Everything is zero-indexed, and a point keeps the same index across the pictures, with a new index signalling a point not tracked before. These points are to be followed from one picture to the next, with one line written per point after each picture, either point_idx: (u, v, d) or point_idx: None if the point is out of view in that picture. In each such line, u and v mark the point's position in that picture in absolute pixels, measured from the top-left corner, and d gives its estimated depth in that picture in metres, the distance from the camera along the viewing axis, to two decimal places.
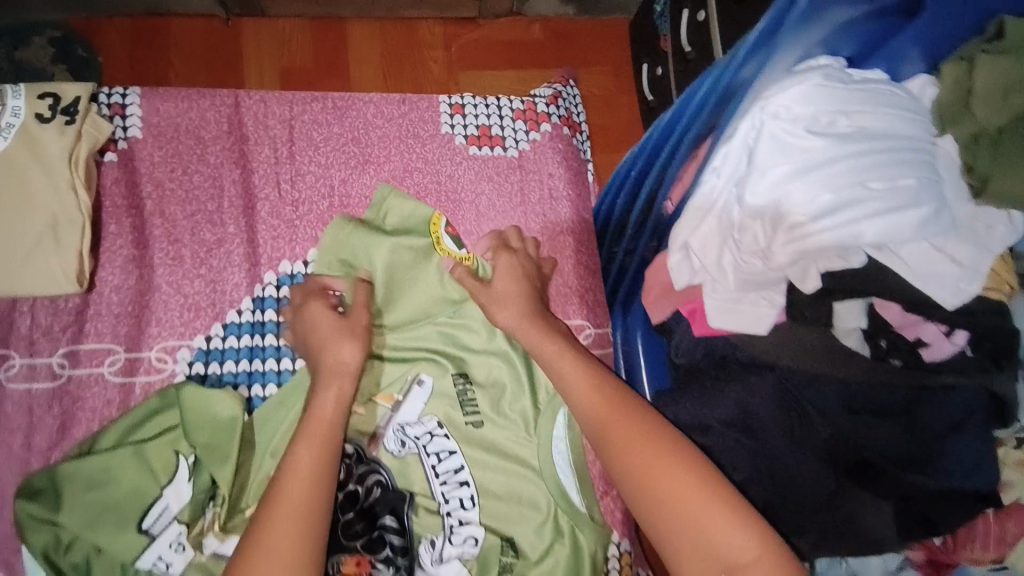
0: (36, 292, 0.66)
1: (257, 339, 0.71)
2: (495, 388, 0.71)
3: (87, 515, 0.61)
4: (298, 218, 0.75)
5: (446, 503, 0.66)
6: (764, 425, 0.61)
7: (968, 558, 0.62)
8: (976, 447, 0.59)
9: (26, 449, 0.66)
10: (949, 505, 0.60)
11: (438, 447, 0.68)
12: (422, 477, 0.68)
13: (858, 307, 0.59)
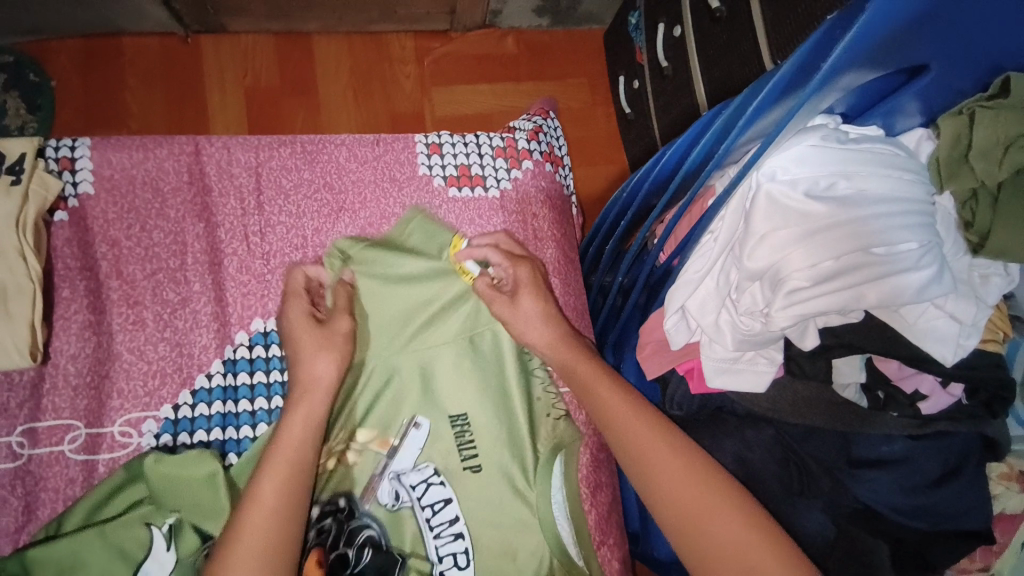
0: None
1: (229, 405, 0.66)
2: (494, 432, 0.66)
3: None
4: (269, 272, 0.70)
5: (439, 561, 0.62)
6: (763, 478, 0.61)
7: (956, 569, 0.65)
8: (976, 489, 0.59)
9: None
10: (942, 543, 0.60)
11: (433, 498, 0.63)
12: (415, 532, 0.62)
13: (857, 361, 0.56)
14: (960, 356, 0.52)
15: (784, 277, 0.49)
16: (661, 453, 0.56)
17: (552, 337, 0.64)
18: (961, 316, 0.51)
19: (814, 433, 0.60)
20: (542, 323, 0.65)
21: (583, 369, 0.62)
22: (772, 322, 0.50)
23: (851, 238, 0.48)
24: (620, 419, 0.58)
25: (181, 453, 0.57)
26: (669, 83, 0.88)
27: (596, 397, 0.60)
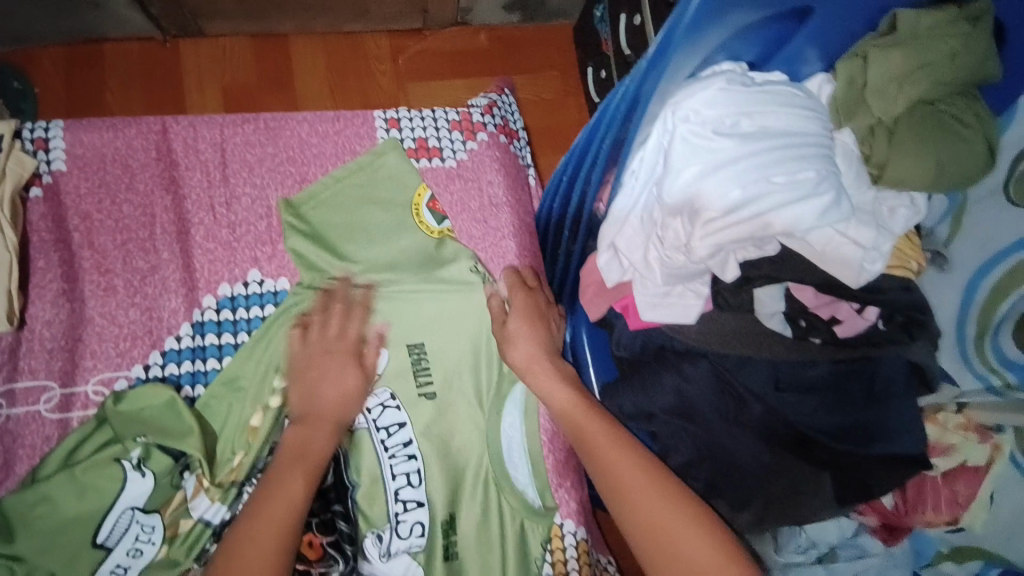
0: None
1: (198, 363, 0.71)
2: (445, 360, 0.75)
3: (36, 545, 0.60)
4: (236, 240, 0.75)
5: (393, 480, 0.71)
6: (701, 409, 0.65)
7: (921, 520, 0.67)
8: (909, 413, 0.62)
9: None
10: (886, 471, 0.62)
11: (388, 421, 0.73)
12: (372, 451, 0.72)
13: (776, 291, 0.60)
14: (873, 275, 0.57)
15: (697, 208, 0.53)
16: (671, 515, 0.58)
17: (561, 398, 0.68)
18: (862, 241, 0.56)
19: (748, 362, 0.63)
20: (542, 387, 0.69)
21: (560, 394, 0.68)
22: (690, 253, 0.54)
23: (752, 169, 0.52)
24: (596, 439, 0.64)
25: (136, 389, 0.65)
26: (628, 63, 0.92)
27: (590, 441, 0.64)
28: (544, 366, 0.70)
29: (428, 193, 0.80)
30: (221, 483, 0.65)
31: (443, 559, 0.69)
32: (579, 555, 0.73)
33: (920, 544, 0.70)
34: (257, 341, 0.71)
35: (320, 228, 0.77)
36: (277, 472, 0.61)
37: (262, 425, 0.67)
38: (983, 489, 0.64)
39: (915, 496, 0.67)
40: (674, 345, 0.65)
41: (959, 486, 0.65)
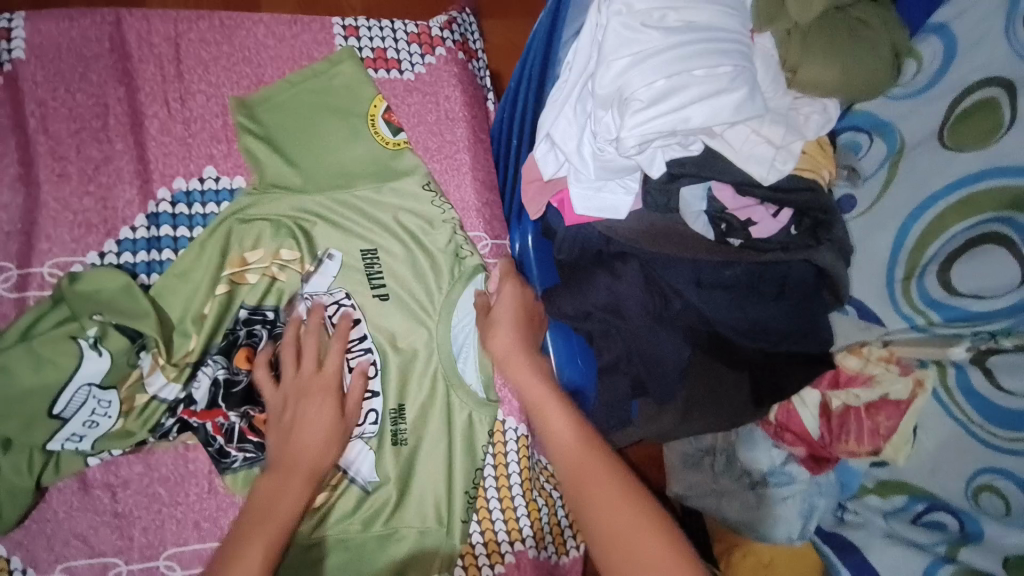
0: None
1: (154, 254, 0.73)
2: (399, 266, 0.80)
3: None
4: (191, 135, 0.76)
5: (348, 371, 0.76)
6: (630, 306, 0.69)
7: (845, 449, 0.76)
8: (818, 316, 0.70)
9: None
10: (786, 369, 0.70)
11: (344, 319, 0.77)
12: None
13: (699, 190, 0.64)
14: (779, 176, 0.62)
15: (625, 97, 0.57)
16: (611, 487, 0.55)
17: (568, 440, 0.60)
18: (774, 139, 0.60)
19: (674, 263, 0.68)
20: (548, 429, 0.62)
21: (540, 399, 0.64)
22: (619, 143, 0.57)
23: (674, 59, 0.56)
24: (544, 412, 0.63)
25: (95, 270, 0.68)
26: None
27: (592, 493, 0.55)
28: (526, 365, 0.68)
29: (383, 105, 0.82)
30: (177, 361, 0.70)
31: (392, 445, 0.75)
32: (519, 447, 0.81)
33: (846, 477, 0.82)
34: (212, 235, 0.74)
35: (275, 127, 0.78)
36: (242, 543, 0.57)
37: (212, 312, 0.72)
38: (904, 424, 0.71)
39: (840, 428, 0.76)
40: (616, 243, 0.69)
41: (880, 417, 0.72)
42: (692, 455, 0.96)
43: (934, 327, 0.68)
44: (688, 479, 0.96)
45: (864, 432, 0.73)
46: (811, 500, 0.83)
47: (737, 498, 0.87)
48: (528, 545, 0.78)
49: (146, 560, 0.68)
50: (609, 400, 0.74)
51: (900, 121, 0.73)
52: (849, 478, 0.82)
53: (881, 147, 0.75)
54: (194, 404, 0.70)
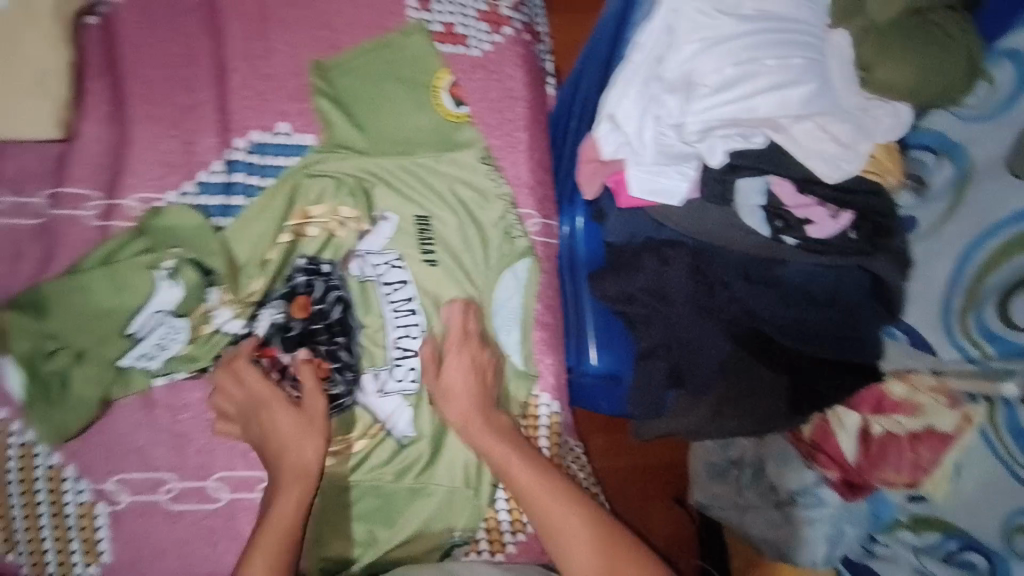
0: (22, 134, 0.71)
1: (229, 198, 0.78)
2: (451, 235, 0.83)
3: (71, 325, 0.70)
4: (269, 92, 0.80)
5: (395, 329, 0.81)
6: (677, 293, 0.70)
7: (882, 478, 0.84)
8: (868, 322, 0.71)
9: (11, 275, 0.71)
10: (833, 376, 0.70)
11: (394, 279, 0.81)
12: (378, 301, 0.81)
13: (758, 184, 0.63)
14: (843, 175, 0.62)
15: (694, 82, 0.61)
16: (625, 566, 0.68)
17: (566, 529, 0.69)
18: (841, 137, 0.60)
19: (723, 253, 0.69)
20: (544, 510, 0.71)
21: (499, 455, 0.74)
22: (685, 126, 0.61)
23: (743, 48, 0.60)
24: (542, 503, 0.71)
25: (177, 208, 0.75)
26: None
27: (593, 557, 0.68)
28: (485, 429, 0.75)
29: (448, 79, 0.84)
30: (240, 299, 0.76)
31: (427, 403, 0.80)
32: (550, 425, 0.83)
33: (880, 509, 0.89)
34: (280, 187, 0.79)
35: (345, 92, 0.82)
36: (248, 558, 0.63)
37: (275, 258, 0.77)
38: (947, 460, 0.79)
39: (880, 457, 0.83)
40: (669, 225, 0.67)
41: (922, 451, 0.80)
42: (718, 469, 1.09)
43: (990, 359, 0.76)
44: (710, 489, 1.09)
45: (900, 464, 0.82)
46: (839, 525, 0.93)
47: (763, 514, 1.00)
48: None
49: (197, 479, 0.76)
50: (648, 386, 0.74)
51: (970, 143, 0.79)
52: (881, 510, 0.89)
53: (950, 166, 0.81)
54: (252, 337, 0.76)
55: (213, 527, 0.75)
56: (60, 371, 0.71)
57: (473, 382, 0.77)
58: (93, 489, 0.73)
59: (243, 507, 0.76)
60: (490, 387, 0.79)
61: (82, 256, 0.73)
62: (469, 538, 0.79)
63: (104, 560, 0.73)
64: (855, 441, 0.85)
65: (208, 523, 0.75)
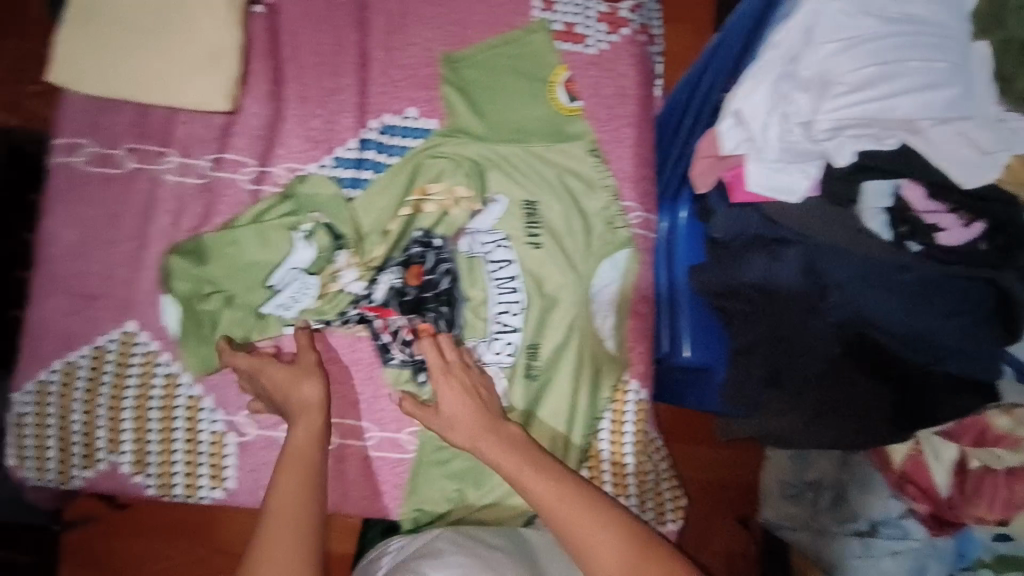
0: (194, 105, 0.82)
1: (359, 173, 0.86)
2: (554, 222, 0.88)
3: (226, 273, 0.82)
4: (402, 80, 0.88)
5: (496, 305, 0.86)
6: (784, 290, 0.72)
7: (975, 516, 0.97)
8: (984, 342, 0.70)
9: (174, 226, 0.84)
10: (942, 393, 0.72)
11: (499, 258, 0.87)
12: (483, 277, 0.87)
13: (884, 186, 0.65)
14: (981, 184, 0.62)
15: (831, 81, 0.62)
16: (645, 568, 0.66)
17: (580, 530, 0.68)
18: (982, 142, 0.61)
19: (836, 253, 0.70)
20: (566, 521, 0.69)
21: (509, 465, 0.74)
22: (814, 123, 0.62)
23: (886, 50, 0.61)
24: (554, 506, 0.70)
25: (318, 178, 0.84)
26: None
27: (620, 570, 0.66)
28: (490, 440, 0.76)
29: (565, 75, 0.89)
30: (365, 263, 0.84)
31: (523, 377, 0.86)
32: (637, 407, 0.87)
33: (965, 546, 1.04)
34: (406, 165, 0.86)
35: (469, 82, 0.88)
36: (275, 481, 0.71)
37: (397, 229, 0.85)
38: None
39: (975, 496, 0.97)
40: (786, 232, 0.71)
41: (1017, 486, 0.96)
42: (793, 492, 1.13)
43: None
44: (783, 508, 1.14)
45: (991, 501, 0.97)
46: (921, 558, 1.05)
47: (841, 540, 1.08)
48: (631, 502, 0.86)
49: None
50: (740, 382, 0.77)
51: None
52: (968, 547, 1.04)
53: None
54: (371, 299, 0.84)
55: None
56: (209, 312, 0.82)
57: (470, 407, 0.78)
58: (224, 420, 0.84)
59: (350, 451, 0.86)
60: (483, 390, 0.80)
61: (237, 214, 0.84)
62: None
63: (228, 485, 0.84)
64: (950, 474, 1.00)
65: None
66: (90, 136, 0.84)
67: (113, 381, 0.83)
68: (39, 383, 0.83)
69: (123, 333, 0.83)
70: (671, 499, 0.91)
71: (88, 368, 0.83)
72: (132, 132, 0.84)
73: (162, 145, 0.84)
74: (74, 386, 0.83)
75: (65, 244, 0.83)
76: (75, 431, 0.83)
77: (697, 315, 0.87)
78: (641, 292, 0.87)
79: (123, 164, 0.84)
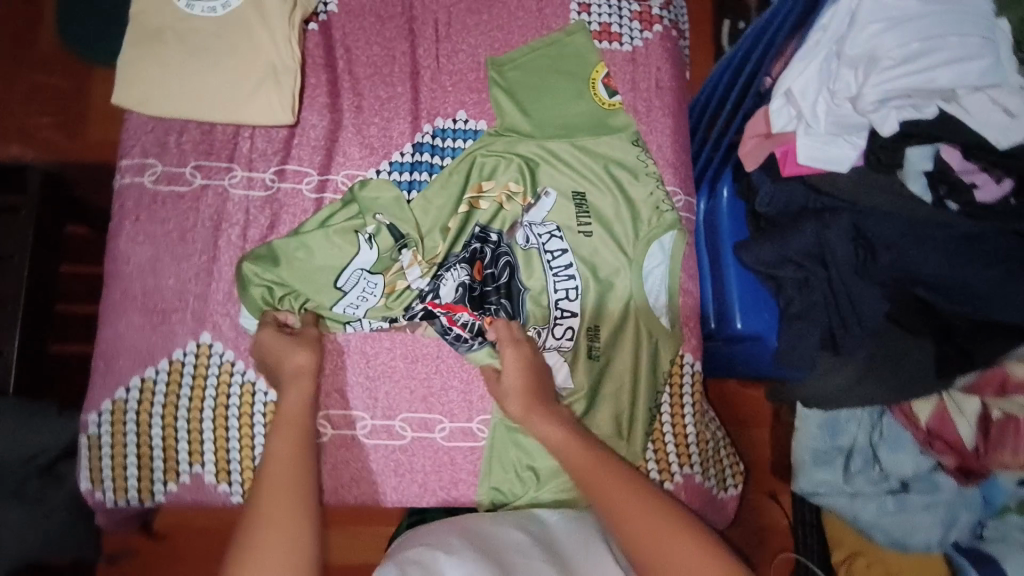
0: (259, 121, 0.88)
1: (414, 175, 0.91)
2: (603, 210, 0.92)
3: (297, 277, 0.85)
4: (452, 85, 0.94)
5: (555, 293, 0.90)
6: (838, 256, 0.78)
7: (999, 460, 1.07)
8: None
9: (243, 238, 0.88)
10: (986, 339, 0.78)
11: (555, 247, 0.91)
12: (541, 267, 0.90)
13: (926, 151, 0.73)
14: (1012, 144, 0.68)
15: (877, 57, 0.68)
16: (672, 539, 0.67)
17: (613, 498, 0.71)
18: (1014, 108, 0.67)
19: (883, 218, 0.76)
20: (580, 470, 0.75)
21: (556, 436, 0.77)
22: (861, 96, 0.69)
23: (926, 27, 0.67)
24: (591, 475, 0.74)
25: (374, 181, 0.87)
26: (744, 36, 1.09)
27: (623, 512, 0.70)
28: (542, 413, 0.79)
29: (605, 71, 0.95)
30: (427, 260, 0.87)
31: (585, 358, 0.89)
32: (695, 380, 0.91)
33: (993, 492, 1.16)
34: (459, 165, 0.90)
35: (517, 83, 0.94)
36: (271, 441, 0.74)
37: (457, 227, 0.88)
38: None
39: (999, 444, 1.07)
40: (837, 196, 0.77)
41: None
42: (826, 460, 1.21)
43: None
44: (820, 476, 1.19)
45: (1016, 445, 1.05)
46: (955, 512, 1.16)
47: (877, 502, 1.19)
48: (696, 471, 0.89)
49: (385, 418, 0.86)
50: (800, 346, 0.82)
51: None
52: (994, 493, 1.16)
53: None
54: (437, 294, 0.88)
55: (398, 460, 0.86)
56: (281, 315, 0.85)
57: (528, 379, 0.80)
58: None
59: (424, 445, 0.86)
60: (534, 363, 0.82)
61: (300, 225, 0.87)
62: None
63: None
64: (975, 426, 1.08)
65: (391, 458, 0.86)
66: (158, 155, 0.89)
67: (191, 393, 0.84)
68: (115, 402, 0.84)
69: (200, 344, 0.85)
70: (730, 467, 0.95)
71: (165, 382, 0.85)
72: (199, 150, 0.89)
73: (228, 161, 0.89)
74: (151, 401, 0.84)
75: (137, 261, 0.86)
76: (155, 446, 0.84)
77: (748, 286, 0.89)
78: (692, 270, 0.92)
79: (191, 182, 0.88)
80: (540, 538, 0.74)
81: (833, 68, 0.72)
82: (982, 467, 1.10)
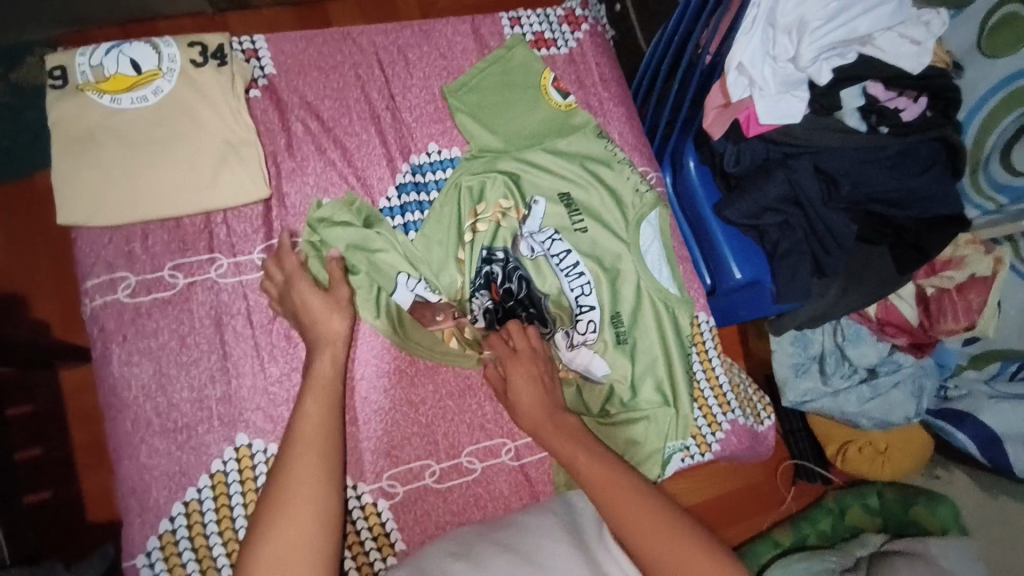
0: (232, 201, 0.83)
1: (406, 217, 0.92)
2: (590, 205, 0.96)
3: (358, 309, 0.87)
4: (415, 121, 0.94)
5: (572, 293, 0.92)
6: (809, 194, 0.88)
7: (945, 330, 1.22)
8: (951, 184, 0.91)
9: (250, 326, 0.83)
10: (935, 234, 0.93)
11: (559, 250, 0.92)
12: (552, 272, 0.92)
13: (855, 90, 0.86)
14: (922, 67, 0.83)
15: (807, 21, 0.81)
16: (638, 510, 0.69)
17: (598, 478, 0.73)
18: (916, 38, 0.83)
19: (836, 152, 0.87)
20: (619, 509, 0.70)
21: (547, 431, 0.80)
22: (801, 57, 0.81)
23: None
24: (574, 460, 0.76)
25: (362, 232, 0.86)
26: (637, 31, 1.12)
27: (622, 501, 0.70)
28: (556, 419, 0.80)
29: (552, 76, 0.98)
30: (454, 297, 0.91)
31: (613, 346, 0.92)
32: (712, 332, 0.99)
33: (943, 356, 1.35)
34: (447, 196, 0.92)
35: (477, 106, 0.95)
36: (305, 404, 0.72)
37: (469, 258, 0.91)
38: (990, 298, 1.19)
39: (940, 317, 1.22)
40: (791, 147, 0.88)
41: (972, 297, 1.20)
42: (800, 366, 1.32)
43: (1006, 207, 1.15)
44: (801, 385, 1.31)
45: (954, 313, 1.21)
46: (921, 382, 1.34)
47: (854, 393, 1.31)
48: (738, 414, 0.97)
49: (451, 459, 0.88)
50: (795, 277, 0.93)
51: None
52: (946, 358, 1.35)
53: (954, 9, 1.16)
54: (475, 323, 0.91)
55: (477, 494, 0.88)
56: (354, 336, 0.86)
57: (538, 393, 0.82)
58: (370, 491, 0.84)
59: (496, 470, 0.89)
60: (549, 378, 0.84)
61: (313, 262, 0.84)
62: (682, 446, 0.93)
63: (400, 549, 0.84)
64: (915, 305, 1.24)
65: (472, 492, 0.88)
66: (127, 266, 0.81)
67: (243, 500, 0.79)
68: (162, 536, 0.77)
69: (238, 448, 0.80)
70: (759, 401, 1.04)
71: (212, 498, 0.78)
72: (172, 249, 0.83)
73: (208, 252, 0.84)
74: (202, 522, 0.78)
75: (140, 383, 0.79)
76: (221, 565, 0.78)
77: (733, 238, 0.97)
78: (680, 237, 1.00)
79: (174, 284, 0.82)
80: (572, 529, 0.77)
81: (771, 36, 0.83)
82: (931, 339, 1.26)
